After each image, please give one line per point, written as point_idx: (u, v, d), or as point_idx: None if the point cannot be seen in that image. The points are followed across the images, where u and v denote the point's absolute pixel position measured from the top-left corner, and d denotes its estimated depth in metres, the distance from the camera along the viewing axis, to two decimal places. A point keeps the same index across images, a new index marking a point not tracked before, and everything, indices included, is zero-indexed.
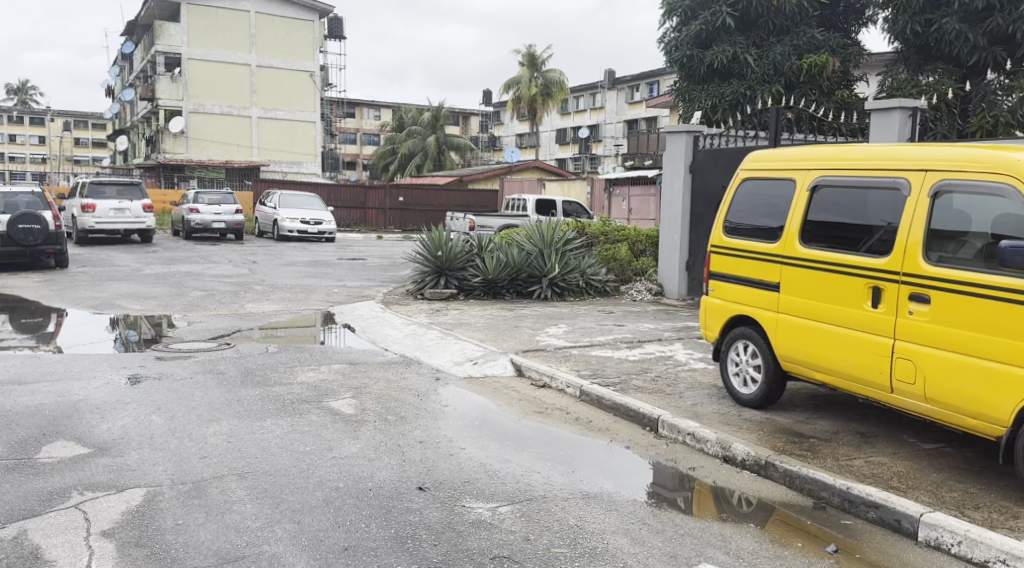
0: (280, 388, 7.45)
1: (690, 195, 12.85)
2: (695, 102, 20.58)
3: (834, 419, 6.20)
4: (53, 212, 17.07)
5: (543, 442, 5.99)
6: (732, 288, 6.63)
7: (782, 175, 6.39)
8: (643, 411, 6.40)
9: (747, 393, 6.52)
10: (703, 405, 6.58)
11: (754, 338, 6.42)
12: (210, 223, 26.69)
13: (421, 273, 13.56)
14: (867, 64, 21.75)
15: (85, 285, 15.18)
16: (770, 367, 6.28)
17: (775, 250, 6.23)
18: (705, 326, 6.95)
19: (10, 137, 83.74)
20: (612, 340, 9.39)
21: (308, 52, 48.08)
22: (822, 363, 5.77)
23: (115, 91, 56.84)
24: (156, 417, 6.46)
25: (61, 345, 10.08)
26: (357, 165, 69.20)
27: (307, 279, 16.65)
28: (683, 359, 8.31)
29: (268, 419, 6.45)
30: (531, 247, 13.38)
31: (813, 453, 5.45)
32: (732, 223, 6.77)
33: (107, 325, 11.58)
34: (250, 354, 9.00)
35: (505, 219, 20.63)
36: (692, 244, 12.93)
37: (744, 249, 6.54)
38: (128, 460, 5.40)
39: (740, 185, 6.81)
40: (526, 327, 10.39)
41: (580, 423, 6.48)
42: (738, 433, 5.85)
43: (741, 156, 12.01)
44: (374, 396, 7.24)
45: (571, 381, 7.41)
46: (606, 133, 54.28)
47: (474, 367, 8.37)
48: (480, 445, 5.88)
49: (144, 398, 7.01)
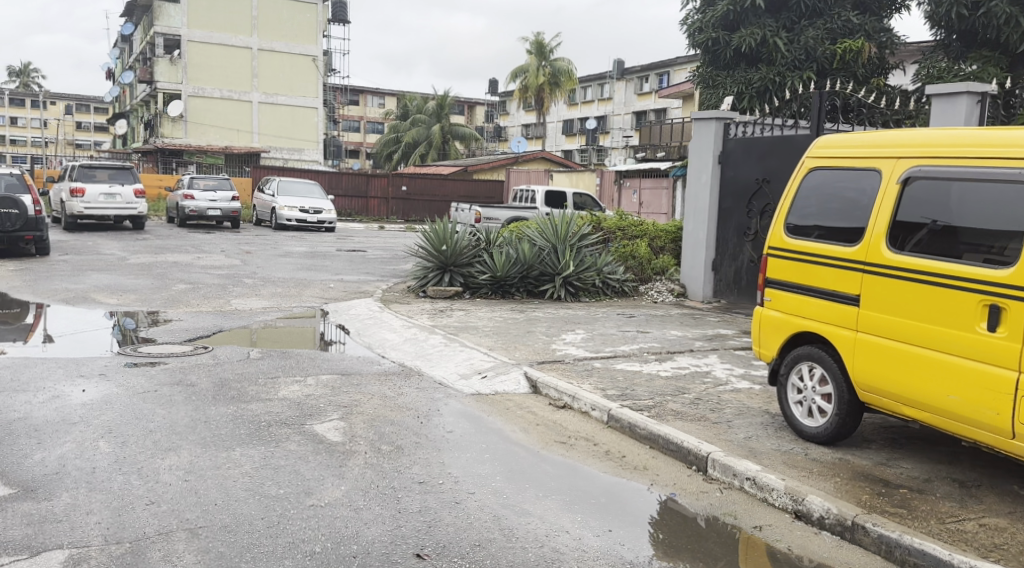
0: (256, 406, 6.37)
1: (719, 188, 11.73)
2: (720, 88, 19.99)
3: (918, 460, 5.13)
4: (33, 195, 16.01)
5: (570, 485, 4.90)
6: (794, 299, 5.57)
7: (861, 165, 5.32)
8: (688, 445, 5.32)
9: (813, 426, 5.44)
10: (758, 439, 5.50)
11: (821, 361, 5.33)
12: (205, 210, 25.63)
13: (423, 269, 12.49)
14: (903, 53, 21.00)
15: (61, 276, 14.10)
16: (844, 398, 5.19)
17: (854, 254, 5.15)
18: (758, 341, 5.88)
19: (11, 120, 82.71)
20: (637, 351, 8.31)
21: (311, 36, 46.79)
22: (915, 395, 4.72)
23: (115, 73, 55.51)
24: (105, 443, 5.38)
25: (53, 337, 9.30)
26: (361, 153, 68.10)
27: (301, 272, 15.57)
28: (722, 378, 7.20)
29: (237, 448, 5.38)
30: (543, 242, 12.31)
31: (909, 511, 4.37)
32: (796, 222, 5.69)
33: (106, 313, 10.87)
34: (228, 361, 7.92)
35: (513, 211, 19.55)
36: (720, 242, 11.83)
37: (814, 253, 5.45)
38: (57, 508, 4.33)
39: (806, 176, 5.73)
40: (540, 332, 9.30)
41: (612, 459, 5.40)
42: (810, 481, 4.77)
43: (777, 146, 10.84)
44: (366, 418, 6.16)
45: (597, 403, 6.31)
46: (615, 125, 53.18)
47: (482, 382, 7.26)
48: (492, 487, 4.81)
49: (95, 417, 5.93)
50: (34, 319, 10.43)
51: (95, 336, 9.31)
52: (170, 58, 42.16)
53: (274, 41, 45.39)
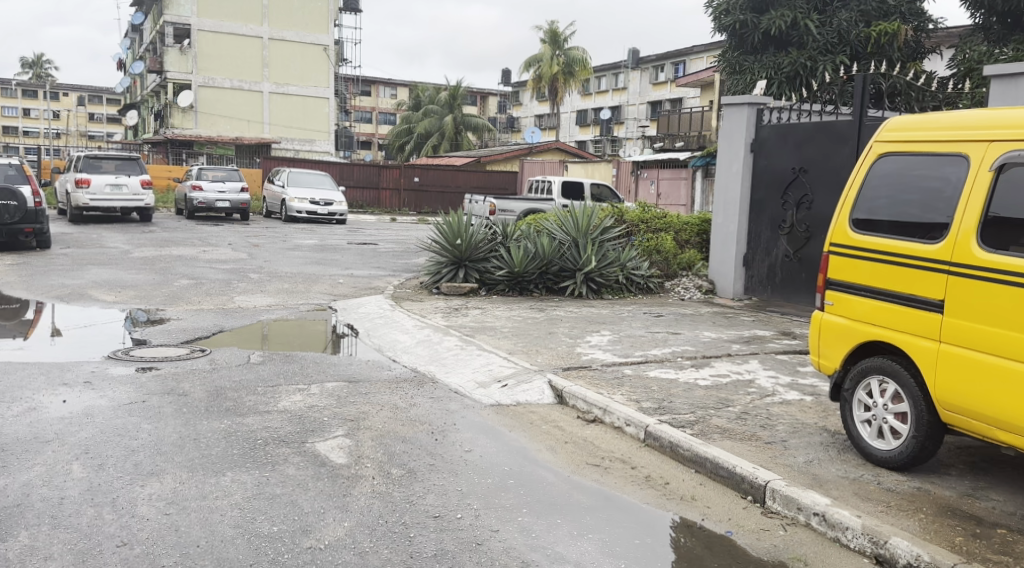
0: (253, 420, 5.72)
1: (752, 177, 11.01)
2: (748, 73, 19.73)
3: (1010, 492, 4.44)
4: (33, 186, 15.44)
5: (608, 520, 4.25)
6: (861, 303, 4.89)
7: (940, 150, 4.63)
8: (741, 471, 4.67)
9: (885, 448, 4.76)
10: (821, 465, 4.83)
11: (894, 375, 4.64)
12: (214, 201, 25.03)
13: (437, 264, 11.84)
14: (941, 37, 20.44)
15: (59, 270, 13.52)
16: (922, 419, 4.51)
17: (937, 253, 4.46)
18: (817, 350, 5.21)
19: (25, 111, 82.50)
20: (670, 355, 7.62)
21: (323, 25, 46.07)
22: (1011, 420, 4.03)
23: (126, 63, 54.97)
24: (78, 467, 4.76)
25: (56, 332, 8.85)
26: (372, 145, 67.46)
27: (309, 267, 14.93)
28: (768, 388, 6.50)
29: (228, 472, 4.74)
30: (563, 235, 11.63)
31: (1016, 561, 3.70)
32: (863, 215, 5.00)
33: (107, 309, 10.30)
34: (225, 367, 7.28)
35: (529, 203, 18.85)
36: (752, 235, 11.10)
37: (888, 251, 4.75)
38: (10, 553, 3.71)
39: (875, 163, 5.03)
40: (563, 334, 8.61)
41: (653, 486, 4.74)
42: (890, 518, 4.10)
43: (815, 132, 10.08)
44: (374, 434, 5.51)
45: (632, 417, 5.64)
46: (629, 115, 52.29)
47: (502, 392, 6.60)
48: (518, 523, 4.16)
49: (72, 434, 5.31)
50: (34, 315, 9.88)
51: (94, 334, 8.77)
52: (179, 48, 41.69)
53: (284, 31, 44.76)
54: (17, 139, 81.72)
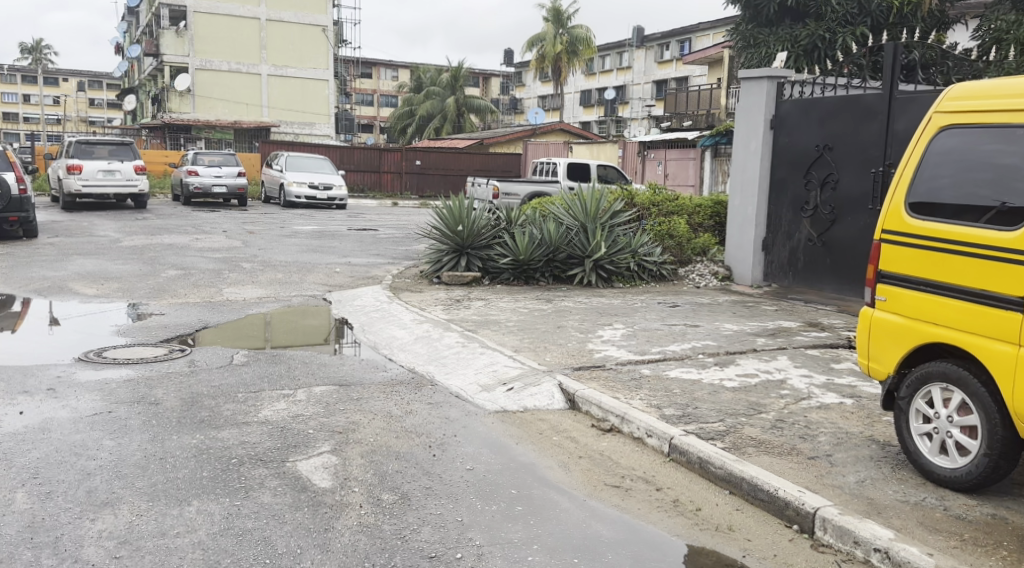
0: (228, 434, 5.11)
1: (772, 155, 10.32)
2: (763, 46, 19.05)
3: None
4: (17, 172, 14.74)
5: (633, 561, 3.62)
6: (920, 300, 4.25)
7: (1017, 121, 3.96)
8: (784, 495, 4.04)
9: (949, 466, 4.12)
10: (876, 486, 4.20)
11: (962, 383, 4.00)
12: (209, 187, 24.35)
13: (438, 251, 11.20)
14: (964, 9, 19.67)
15: (42, 261, 12.91)
16: (996, 434, 3.85)
17: (1016, 240, 3.80)
18: (867, 353, 4.57)
19: (25, 97, 81.68)
20: (690, 352, 6.96)
21: (322, 5, 45.16)
22: None
23: (124, 47, 54.19)
24: (22, 497, 4.14)
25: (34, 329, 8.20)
26: (374, 128, 66.66)
27: (305, 255, 14.25)
28: (803, 390, 5.86)
29: (194, 502, 4.12)
30: (571, 221, 10.98)
31: None
32: (921, 197, 4.34)
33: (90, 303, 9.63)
34: (205, 370, 6.66)
35: (533, 186, 18.13)
36: (773, 218, 10.42)
37: (957, 239, 4.09)
38: None
39: (933, 138, 4.38)
40: (574, 327, 7.98)
41: (683, 513, 4.11)
42: (968, 557, 3.48)
43: (841, 107, 9.38)
44: (364, 449, 4.90)
45: (653, 427, 5.01)
46: (634, 95, 51.39)
47: (508, 396, 5.96)
48: (527, 564, 3.55)
49: (21, 455, 4.69)
50: (21, 308, 9.27)
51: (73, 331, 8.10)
52: (177, 30, 40.94)
53: (282, 11, 43.86)
54: (17, 126, 81.15)
